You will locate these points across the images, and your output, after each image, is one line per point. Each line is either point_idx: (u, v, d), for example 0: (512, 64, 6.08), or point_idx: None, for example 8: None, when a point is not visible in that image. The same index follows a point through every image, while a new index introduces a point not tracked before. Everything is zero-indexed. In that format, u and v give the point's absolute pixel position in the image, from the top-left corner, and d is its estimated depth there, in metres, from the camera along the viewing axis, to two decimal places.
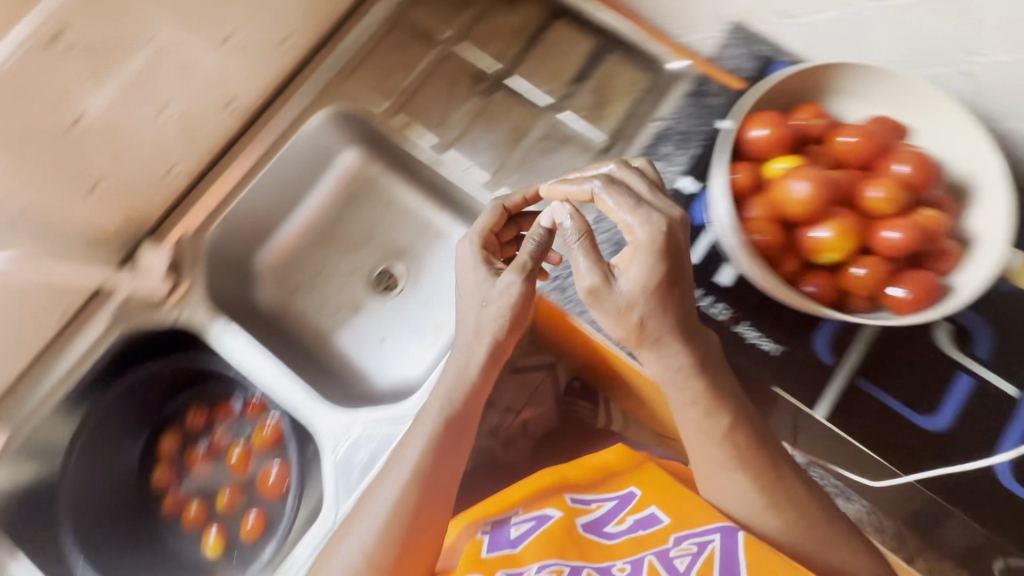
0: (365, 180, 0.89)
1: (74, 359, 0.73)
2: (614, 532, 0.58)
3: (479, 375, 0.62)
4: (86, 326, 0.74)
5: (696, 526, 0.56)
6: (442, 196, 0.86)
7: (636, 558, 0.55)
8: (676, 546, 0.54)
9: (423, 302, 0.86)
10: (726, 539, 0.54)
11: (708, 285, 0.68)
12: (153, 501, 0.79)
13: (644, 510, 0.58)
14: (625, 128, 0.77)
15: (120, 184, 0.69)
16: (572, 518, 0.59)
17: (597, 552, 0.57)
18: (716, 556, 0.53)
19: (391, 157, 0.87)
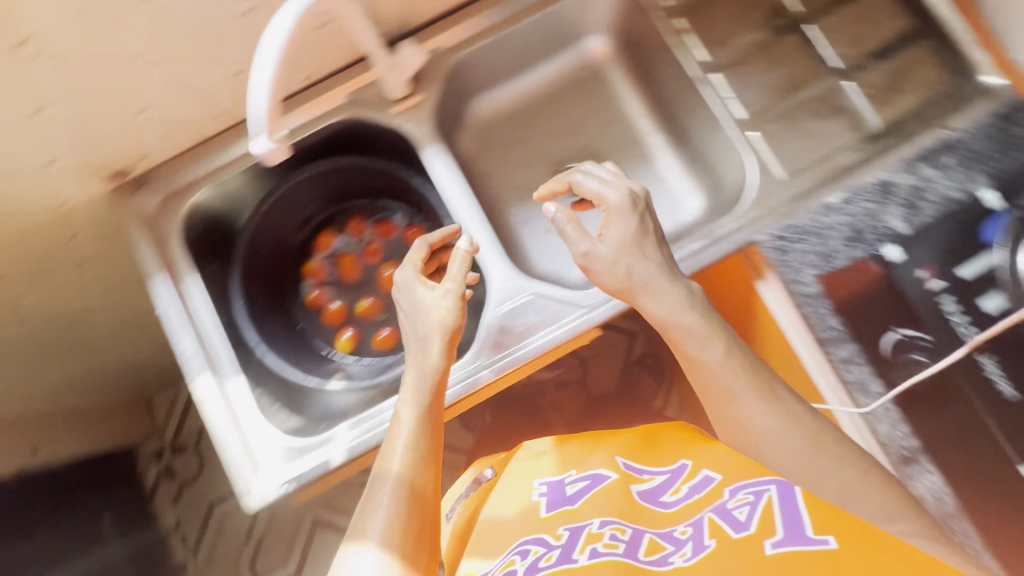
0: (505, 102, 0.85)
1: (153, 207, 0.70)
2: (670, 501, 0.53)
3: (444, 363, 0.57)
4: (177, 175, 0.70)
5: (754, 479, 0.49)
6: (563, 119, 0.86)
7: (697, 520, 0.48)
8: (732, 499, 0.48)
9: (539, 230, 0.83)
10: (784, 490, 0.46)
11: (913, 255, 0.62)
12: (298, 295, 0.80)
13: (697, 475, 0.54)
14: (790, 86, 0.69)
15: (312, 37, 0.66)
16: (627, 481, 0.57)
17: (599, 502, 0.54)
18: (775, 503, 0.45)
19: (534, 80, 0.84)
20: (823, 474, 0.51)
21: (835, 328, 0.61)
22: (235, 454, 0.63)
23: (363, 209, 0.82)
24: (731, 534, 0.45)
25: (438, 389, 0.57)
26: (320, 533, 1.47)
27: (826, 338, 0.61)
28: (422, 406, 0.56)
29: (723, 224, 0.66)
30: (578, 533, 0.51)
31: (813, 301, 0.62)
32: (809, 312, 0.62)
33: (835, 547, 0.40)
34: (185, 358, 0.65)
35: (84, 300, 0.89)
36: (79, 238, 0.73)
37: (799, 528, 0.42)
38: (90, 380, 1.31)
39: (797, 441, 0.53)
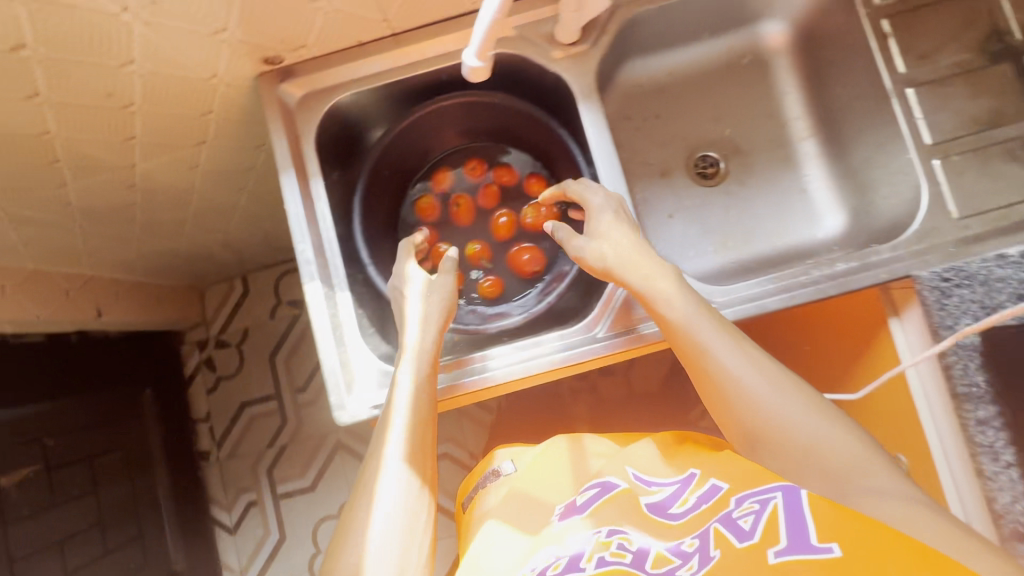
0: (660, 76, 0.81)
1: (296, 99, 0.68)
2: (679, 512, 0.48)
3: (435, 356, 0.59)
4: (326, 72, 0.69)
5: (759, 488, 0.45)
6: (711, 103, 0.82)
7: (702, 531, 0.44)
8: (737, 508, 0.44)
9: (662, 215, 0.81)
10: (790, 501, 0.41)
11: None
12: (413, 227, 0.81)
13: (706, 485, 0.49)
14: (989, 124, 0.63)
15: None
16: (634, 493, 0.53)
17: (608, 514, 0.50)
18: (781, 515, 0.40)
19: (696, 55, 0.80)
20: (819, 448, 0.46)
21: (981, 386, 0.58)
22: (334, 366, 0.63)
23: (485, 154, 0.82)
24: (735, 543, 0.40)
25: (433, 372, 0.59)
26: (340, 455, 1.50)
27: (967, 394, 0.58)
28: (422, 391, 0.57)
29: (880, 251, 0.62)
30: (585, 543, 0.47)
31: (964, 354, 0.59)
32: (952, 362, 0.59)
33: (839, 556, 0.36)
34: (303, 260, 0.65)
35: (187, 180, 0.89)
36: (211, 116, 0.72)
37: (803, 534, 0.38)
38: (151, 263, 1.25)
39: (780, 424, 0.48)
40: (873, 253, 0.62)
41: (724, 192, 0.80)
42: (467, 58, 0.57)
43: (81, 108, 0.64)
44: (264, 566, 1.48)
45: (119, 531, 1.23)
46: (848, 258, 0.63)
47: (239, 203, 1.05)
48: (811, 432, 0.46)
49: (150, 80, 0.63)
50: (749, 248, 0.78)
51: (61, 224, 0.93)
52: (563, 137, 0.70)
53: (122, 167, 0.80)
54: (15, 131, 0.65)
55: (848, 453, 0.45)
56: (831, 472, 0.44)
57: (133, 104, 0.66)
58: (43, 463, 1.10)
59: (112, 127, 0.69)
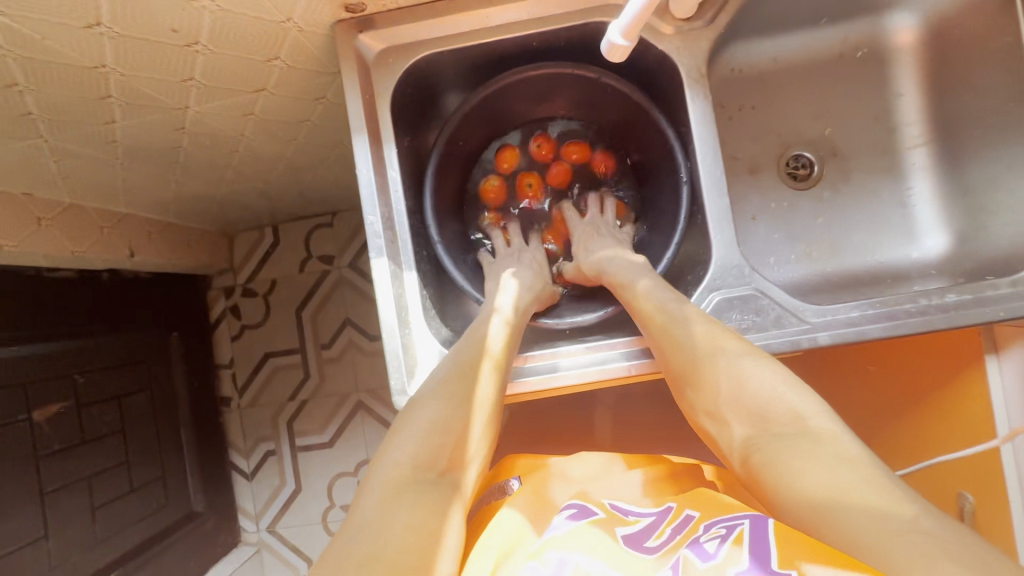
0: (765, 61, 0.73)
1: (374, 54, 0.63)
2: (654, 546, 0.48)
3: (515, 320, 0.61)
4: (410, 27, 0.62)
5: (732, 518, 0.46)
6: (814, 98, 0.74)
7: (674, 559, 0.44)
8: (706, 534, 0.45)
9: (746, 215, 0.74)
10: (758, 545, 0.40)
11: None
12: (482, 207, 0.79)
13: (680, 517, 0.51)
14: None
15: None
16: (611, 524, 0.51)
17: (586, 541, 0.47)
18: (745, 552, 0.40)
19: (808, 43, 0.72)
20: (768, 404, 0.47)
21: None
22: (397, 350, 0.60)
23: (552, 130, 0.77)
24: (699, 563, 0.40)
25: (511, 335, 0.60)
26: (360, 414, 1.48)
27: None
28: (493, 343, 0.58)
29: (996, 286, 0.57)
30: (564, 565, 0.44)
31: None
32: None
33: None
34: (372, 233, 0.61)
35: (238, 128, 0.83)
36: (276, 64, 0.66)
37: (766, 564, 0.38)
38: (187, 206, 1.20)
39: (723, 364, 0.51)
40: (989, 288, 0.57)
41: (816, 198, 0.74)
42: (614, 30, 0.51)
43: (141, 43, 0.59)
44: (278, 515, 1.50)
45: (144, 470, 1.24)
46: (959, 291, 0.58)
47: (285, 155, 0.99)
48: (770, 383, 0.48)
49: (219, 19, 0.57)
50: (835, 262, 0.72)
51: (102, 161, 0.88)
52: (666, 130, 0.64)
53: (173, 109, 0.74)
54: (68, 62, 0.60)
55: (791, 409, 0.46)
56: (758, 409, 0.47)
57: (198, 43, 0.60)
58: (73, 399, 1.10)
59: (171, 66, 0.64)
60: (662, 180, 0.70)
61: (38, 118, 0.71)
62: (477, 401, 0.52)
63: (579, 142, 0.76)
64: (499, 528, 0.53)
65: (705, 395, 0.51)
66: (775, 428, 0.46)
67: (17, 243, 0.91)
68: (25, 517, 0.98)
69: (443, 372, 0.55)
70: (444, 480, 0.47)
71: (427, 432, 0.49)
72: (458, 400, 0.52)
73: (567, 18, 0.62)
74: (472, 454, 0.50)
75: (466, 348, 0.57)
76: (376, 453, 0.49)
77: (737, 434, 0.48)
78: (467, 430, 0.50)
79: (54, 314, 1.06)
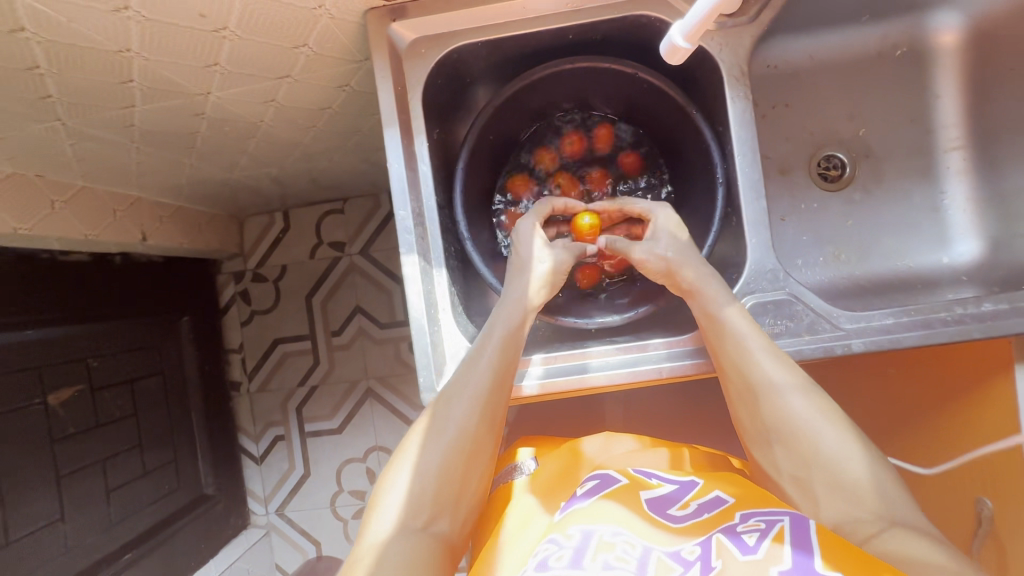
0: (803, 58, 0.71)
1: (408, 45, 0.61)
2: (679, 514, 0.49)
3: (504, 369, 0.56)
4: (442, 17, 0.61)
5: (766, 510, 0.48)
6: (850, 97, 0.73)
7: (705, 539, 0.45)
8: (742, 523, 0.46)
9: (777, 216, 0.73)
10: (800, 546, 0.42)
11: None
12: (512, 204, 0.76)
13: (708, 495, 0.52)
14: None
15: None
16: (636, 487, 0.53)
17: (610, 512, 0.49)
18: (788, 551, 0.41)
19: (847, 41, 0.71)
20: (823, 443, 0.50)
21: None
22: (427, 347, 0.60)
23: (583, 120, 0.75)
24: (738, 555, 0.42)
25: (502, 378, 0.55)
26: (370, 401, 1.48)
27: None
28: (477, 395, 0.54)
29: None
30: (588, 537, 0.46)
31: None
32: None
33: None
34: (402, 228, 0.61)
35: (257, 115, 0.81)
36: (303, 51, 0.64)
37: (810, 564, 0.40)
38: (199, 191, 1.18)
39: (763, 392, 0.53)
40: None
41: (847, 199, 0.73)
42: (676, 31, 0.49)
43: (169, 27, 0.57)
44: (287, 498, 1.51)
45: (157, 453, 1.25)
46: (996, 299, 0.57)
47: (302, 141, 0.97)
48: (798, 413, 0.51)
49: (250, 5, 0.55)
50: (864, 266, 0.71)
51: (117, 144, 0.86)
52: (702, 128, 0.62)
53: (194, 95, 0.72)
54: (92, 46, 0.58)
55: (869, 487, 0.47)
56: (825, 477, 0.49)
57: (226, 29, 0.58)
58: (87, 383, 1.10)
59: (196, 51, 0.62)
60: (695, 179, 0.69)
61: (57, 101, 0.69)
62: (460, 445, 0.52)
63: (607, 126, 0.75)
64: (516, 510, 0.57)
65: (749, 417, 0.54)
66: (825, 468, 0.49)
67: (31, 226, 0.90)
68: (41, 500, 0.98)
69: (429, 414, 0.54)
70: (428, 530, 0.49)
71: (410, 492, 0.50)
72: (441, 447, 0.52)
73: (605, 11, 0.60)
74: (461, 498, 0.51)
75: (456, 383, 0.55)
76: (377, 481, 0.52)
77: (787, 472, 0.51)
78: (453, 481, 0.51)
79: (66, 298, 1.05)
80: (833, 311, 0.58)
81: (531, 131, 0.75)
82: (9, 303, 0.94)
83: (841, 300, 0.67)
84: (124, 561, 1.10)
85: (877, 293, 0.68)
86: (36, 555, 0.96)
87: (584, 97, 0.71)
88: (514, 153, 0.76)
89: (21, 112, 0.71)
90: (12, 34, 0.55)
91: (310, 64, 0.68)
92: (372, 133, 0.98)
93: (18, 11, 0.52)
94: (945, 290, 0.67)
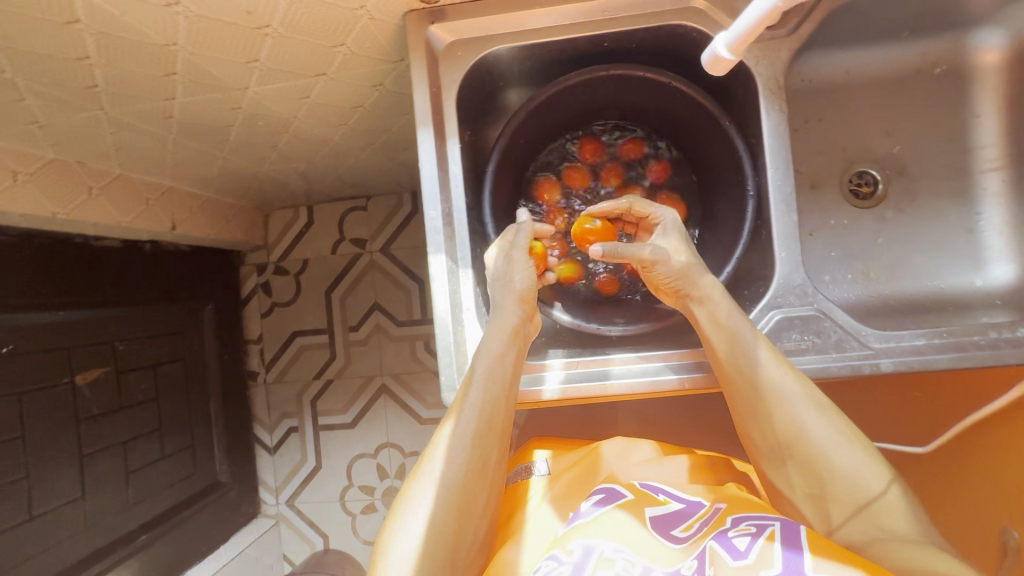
0: (839, 72, 0.70)
1: (444, 47, 0.62)
2: (681, 536, 0.51)
3: (491, 419, 0.56)
4: (479, 20, 0.62)
5: (758, 514, 0.50)
6: (886, 113, 0.72)
7: (700, 552, 0.47)
8: (733, 527, 0.48)
9: (806, 231, 0.72)
10: (791, 542, 0.44)
11: None
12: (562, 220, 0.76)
13: (709, 512, 0.53)
14: None
15: None
16: (640, 504, 0.55)
17: (609, 526, 0.51)
18: (778, 547, 0.44)
19: (884, 57, 0.70)
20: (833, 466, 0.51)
21: None
22: (449, 346, 0.61)
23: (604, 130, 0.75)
24: (729, 560, 0.44)
25: (491, 428, 0.56)
26: (383, 397, 1.49)
27: None
28: (465, 446, 0.55)
29: None
30: (589, 553, 0.48)
31: None
32: None
33: None
34: (431, 228, 0.62)
35: (291, 111, 0.83)
36: (341, 50, 0.65)
37: (799, 566, 0.42)
38: (228, 183, 1.20)
39: (769, 419, 0.54)
40: None
41: (878, 217, 0.72)
42: (721, 43, 0.49)
43: (215, 22, 0.59)
44: (297, 490, 1.52)
45: (175, 438, 1.27)
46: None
47: (332, 139, 0.98)
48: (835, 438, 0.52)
49: (294, 3, 0.56)
50: (894, 285, 0.69)
51: (155, 135, 0.88)
52: (735, 140, 0.62)
53: (233, 89, 0.74)
54: (140, 39, 0.60)
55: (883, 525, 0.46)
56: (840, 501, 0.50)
57: (269, 27, 0.60)
58: (113, 365, 1.12)
59: (237, 47, 0.63)
60: (724, 190, 0.69)
61: (102, 91, 0.72)
62: (453, 496, 0.53)
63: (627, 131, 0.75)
64: (532, 521, 0.58)
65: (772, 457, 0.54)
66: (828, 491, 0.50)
67: (68, 210, 0.93)
68: (64, 477, 1.01)
69: (423, 470, 0.55)
70: None
71: (412, 553, 0.50)
72: (439, 500, 0.52)
73: (642, 20, 0.60)
74: (459, 551, 0.51)
75: (448, 431, 0.56)
76: (377, 547, 0.52)
77: (799, 484, 0.52)
78: (448, 535, 0.51)
79: (96, 281, 1.08)
80: (862, 332, 0.57)
81: (562, 135, 0.75)
82: (46, 284, 0.97)
83: (869, 319, 0.66)
84: (139, 542, 1.13)
85: (906, 313, 0.67)
86: (56, 531, 0.99)
87: (617, 105, 0.71)
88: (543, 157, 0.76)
89: (67, 100, 0.73)
90: (67, 25, 0.57)
91: (346, 63, 0.69)
92: (400, 133, 0.99)
93: (75, 3, 0.54)
94: (977, 313, 0.66)
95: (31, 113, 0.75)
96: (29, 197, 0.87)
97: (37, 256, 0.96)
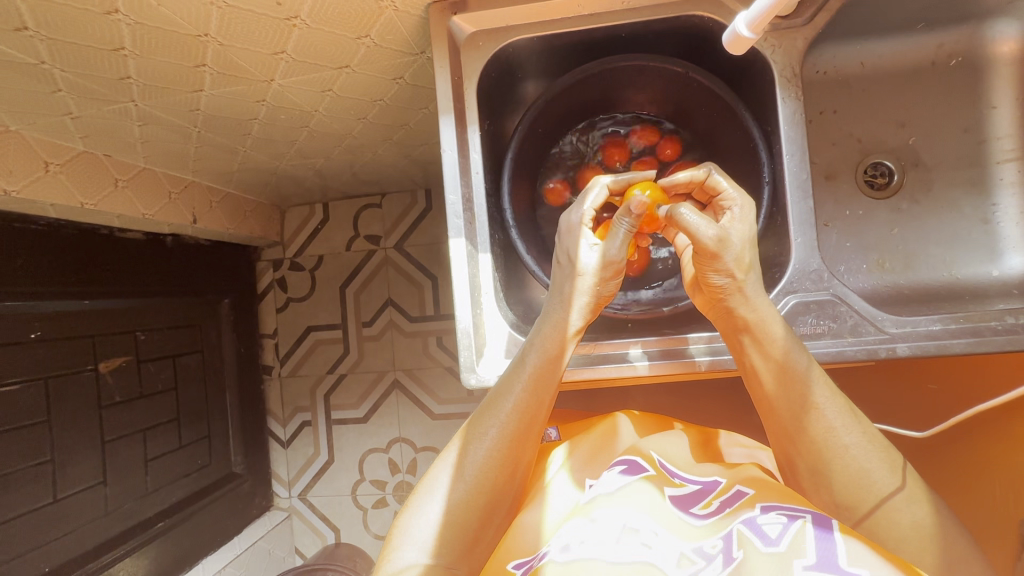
0: (856, 64, 0.71)
1: (467, 37, 0.65)
2: (702, 513, 0.51)
3: (529, 423, 0.56)
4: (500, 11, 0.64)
5: (787, 504, 0.49)
6: (901, 105, 0.72)
7: (726, 533, 0.48)
8: (762, 515, 0.48)
9: (822, 220, 0.73)
10: (821, 523, 0.46)
11: None
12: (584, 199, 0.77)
13: (729, 491, 0.54)
14: None
15: None
16: (660, 481, 0.55)
17: (632, 495, 0.52)
18: (811, 530, 0.45)
19: (901, 48, 0.70)
20: (861, 475, 0.51)
21: None
22: (469, 328, 0.63)
23: (614, 121, 0.77)
24: (760, 547, 0.45)
25: (528, 427, 0.56)
26: (395, 393, 1.50)
27: None
28: (500, 441, 0.55)
29: None
30: (611, 521, 0.49)
31: None
32: None
33: None
34: (452, 212, 0.64)
35: (313, 104, 0.85)
36: (364, 42, 0.67)
37: (833, 558, 0.42)
38: (248, 178, 1.22)
39: (797, 424, 0.53)
40: None
41: (893, 207, 0.72)
42: (741, 22, 0.51)
43: (245, 12, 0.60)
44: (310, 483, 1.54)
45: (193, 428, 1.29)
46: None
47: (351, 134, 1.00)
48: (839, 426, 0.52)
49: None
50: (909, 275, 0.69)
51: (181, 128, 0.91)
52: (751, 128, 0.63)
53: (259, 82, 0.76)
54: (174, 28, 0.62)
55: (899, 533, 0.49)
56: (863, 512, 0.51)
57: (297, 18, 0.62)
58: (134, 354, 1.15)
59: (266, 38, 0.65)
60: (741, 179, 0.70)
61: (134, 83, 0.74)
62: (481, 485, 0.54)
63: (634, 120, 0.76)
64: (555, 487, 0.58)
65: (806, 462, 0.53)
66: (859, 500, 0.51)
67: (97, 201, 0.96)
68: (86, 461, 1.03)
69: (454, 451, 0.56)
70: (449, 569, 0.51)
71: (433, 532, 0.52)
72: (464, 490, 0.53)
73: (659, 10, 0.62)
74: (479, 541, 0.53)
75: (485, 421, 0.56)
76: (401, 513, 0.55)
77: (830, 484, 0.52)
78: (470, 523, 0.53)
79: (118, 271, 1.10)
80: (879, 319, 0.58)
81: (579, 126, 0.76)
82: (73, 272, 1.00)
83: (887, 307, 0.67)
84: (156, 530, 1.14)
85: (923, 301, 0.67)
86: (77, 515, 1.01)
87: (632, 96, 0.73)
88: (581, 148, 0.78)
89: (101, 91, 0.76)
90: (106, 15, 0.60)
91: (371, 54, 0.71)
92: (418, 127, 1.00)
93: None
94: (993, 301, 0.65)
95: (65, 103, 0.78)
96: (60, 188, 0.90)
97: (66, 244, 0.99)
